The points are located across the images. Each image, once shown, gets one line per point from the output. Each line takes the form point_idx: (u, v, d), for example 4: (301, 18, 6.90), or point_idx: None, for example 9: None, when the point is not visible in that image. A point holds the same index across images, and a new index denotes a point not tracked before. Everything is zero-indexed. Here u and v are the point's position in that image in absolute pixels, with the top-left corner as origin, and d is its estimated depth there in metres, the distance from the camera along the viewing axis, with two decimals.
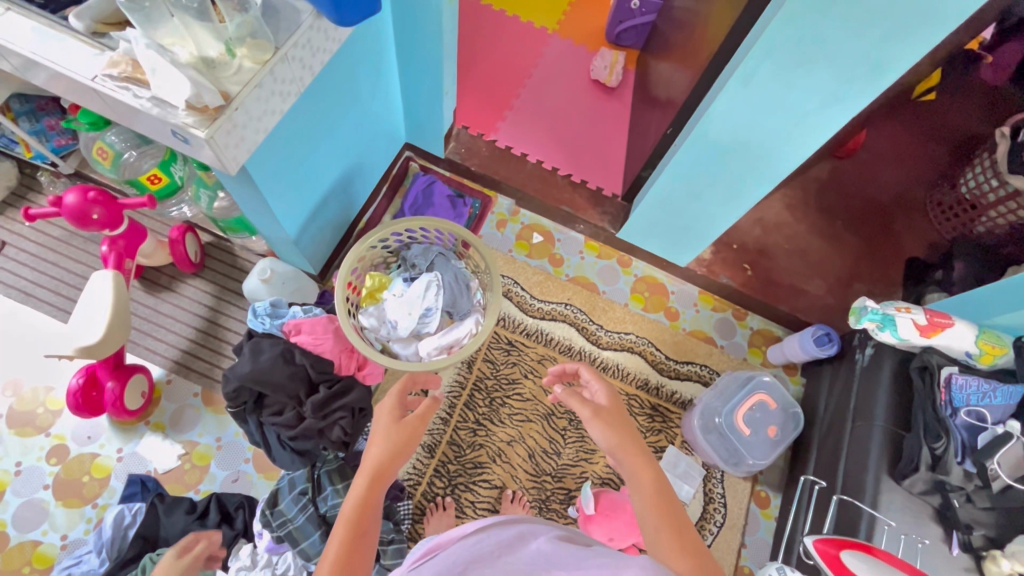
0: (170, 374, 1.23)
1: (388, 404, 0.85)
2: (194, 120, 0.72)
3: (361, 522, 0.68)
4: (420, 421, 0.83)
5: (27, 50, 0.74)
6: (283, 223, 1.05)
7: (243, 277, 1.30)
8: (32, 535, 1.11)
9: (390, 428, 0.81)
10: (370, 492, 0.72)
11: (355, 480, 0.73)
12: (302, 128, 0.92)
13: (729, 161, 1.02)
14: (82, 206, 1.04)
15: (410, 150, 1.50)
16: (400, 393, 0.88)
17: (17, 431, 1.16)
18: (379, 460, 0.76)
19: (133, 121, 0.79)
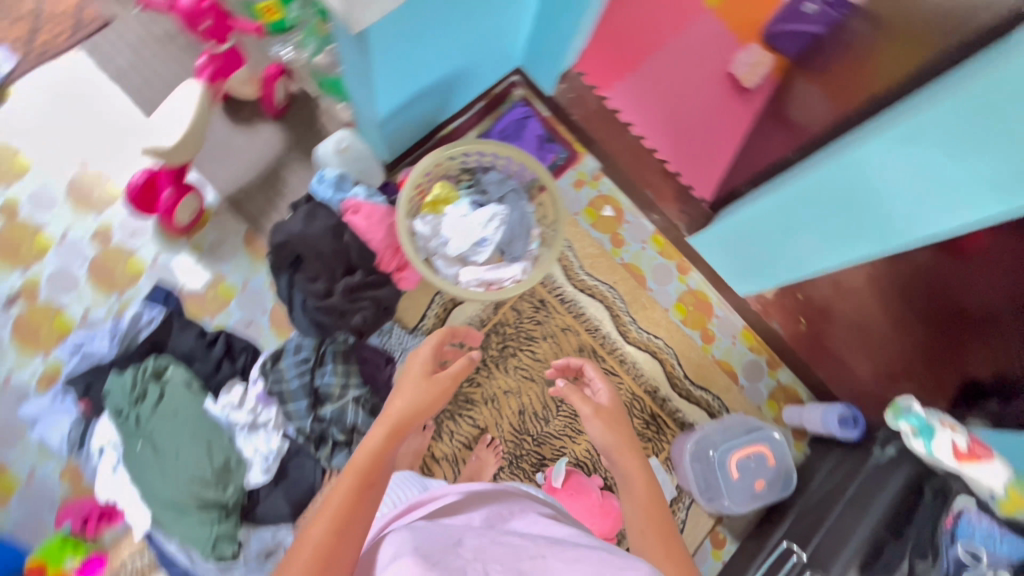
0: (221, 205, 1.25)
1: (424, 356, 0.91)
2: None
3: (371, 474, 0.71)
4: (450, 381, 0.88)
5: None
6: (378, 101, 1.02)
7: (318, 140, 1.29)
8: (58, 301, 1.17)
9: (416, 378, 0.86)
10: (389, 436, 0.76)
11: (376, 427, 0.77)
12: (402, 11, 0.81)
13: (837, 206, 0.94)
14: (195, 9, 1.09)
15: (518, 75, 1.42)
16: (438, 346, 0.94)
17: (73, 204, 1.21)
18: (400, 410, 0.80)
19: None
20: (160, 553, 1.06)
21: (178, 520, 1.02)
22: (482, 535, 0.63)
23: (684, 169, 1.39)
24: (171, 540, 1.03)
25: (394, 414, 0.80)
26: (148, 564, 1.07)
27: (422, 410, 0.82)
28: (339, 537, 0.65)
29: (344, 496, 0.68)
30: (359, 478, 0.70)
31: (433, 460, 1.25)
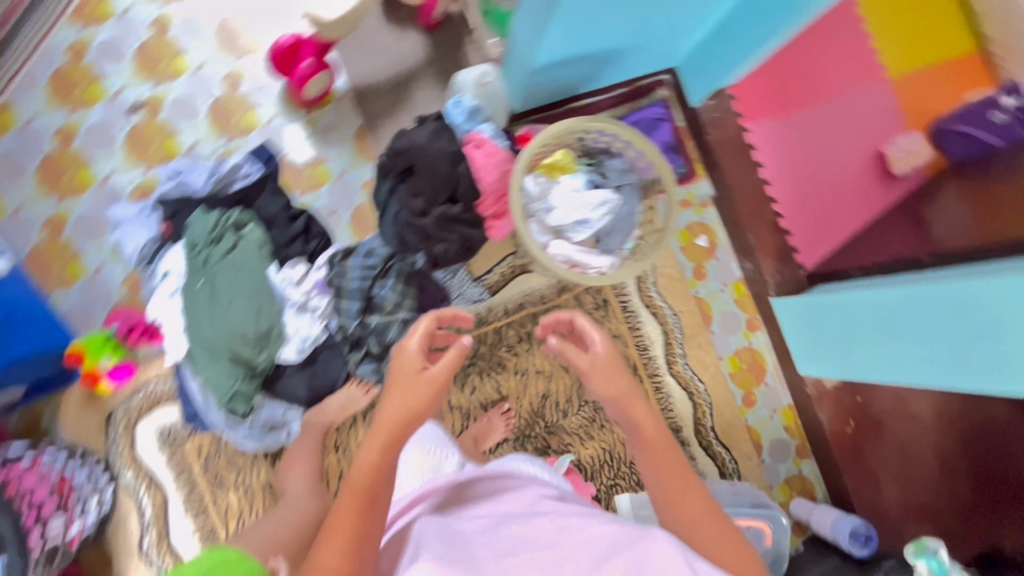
0: (347, 92, 1.26)
1: (412, 350, 0.87)
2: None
3: (371, 489, 0.75)
4: (442, 377, 0.83)
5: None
6: (539, 48, 0.98)
7: (458, 66, 1.29)
8: (174, 125, 1.19)
9: (409, 381, 0.83)
10: (386, 446, 0.78)
11: (376, 439, 0.79)
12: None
13: (979, 325, 0.87)
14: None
15: (669, 75, 1.36)
16: (427, 333, 0.90)
17: (217, 39, 1.21)
18: (395, 419, 0.80)
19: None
20: (183, 387, 1.10)
21: (210, 363, 1.06)
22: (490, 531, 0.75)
23: (796, 231, 1.33)
24: (196, 378, 1.08)
25: (393, 419, 0.80)
26: (171, 391, 1.12)
27: (420, 407, 0.82)
28: (355, 551, 0.71)
29: (352, 524, 0.73)
30: (361, 496, 0.74)
31: (448, 407, 1.26)
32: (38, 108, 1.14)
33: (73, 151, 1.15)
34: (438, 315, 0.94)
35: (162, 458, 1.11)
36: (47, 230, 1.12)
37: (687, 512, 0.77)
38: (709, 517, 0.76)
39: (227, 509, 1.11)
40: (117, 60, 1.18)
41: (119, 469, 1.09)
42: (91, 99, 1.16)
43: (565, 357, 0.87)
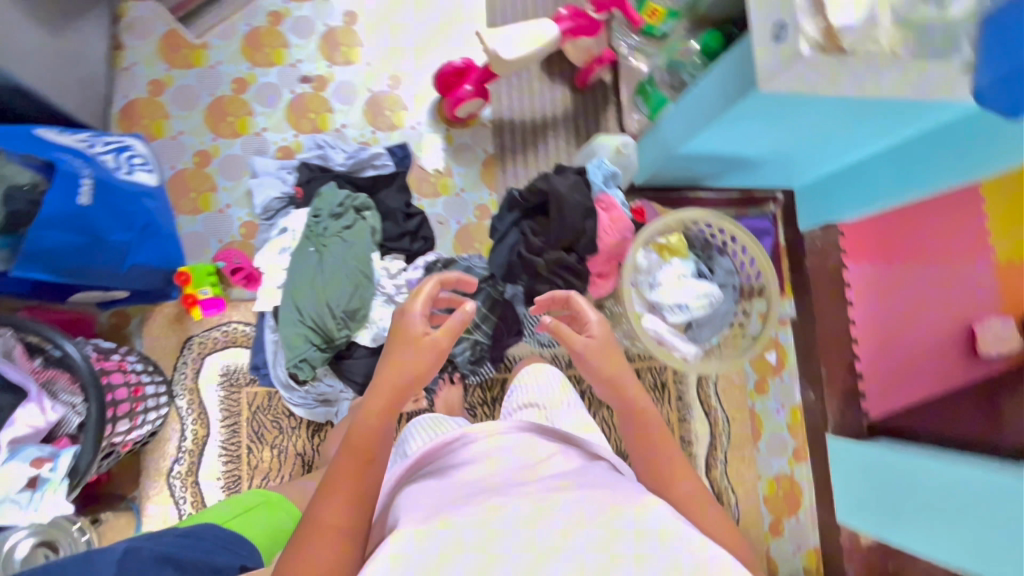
0: (489, 121, 1.36)
1: (413, 308, 0.71)
2: (819, 27, 0.66)
3: (371, 448, 0.64)
4: (446, 337, 0.69)
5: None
6: (688, 141, 1.05)
7: (596, 129, 1.38)
8: (332, 104, 1.30)
9: (408, 348, 0.68)
10: (389, 408, 0.66)
11: (375, 399, 0.66)
12: (848, 110, 0.89)
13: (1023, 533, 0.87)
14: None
15: (784, 194, 1.41)
16: (432, 293, 0.73)
17: (395, 43, 1.34)
18: (404, 381, 0.67)
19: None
20: (259, 336, 1.15)
21: (292, 323, 1.10)
22: (479, 471, 0.64)
23: (868, 375, 1.32)
24: (274, 332, 1.12)
25: (394, 382, 0.66)
26: (247, 335, 1.18)
27: (424, 373, 0.69)
28: (353, 518, 0.61)
29: (350, 488, 0.62)
30: (360, 457, 0.63)
31: None
32: (226, 56, 1.27)
33: (240, 99, 1.26)
34: (443, 279, 0.77)
35: (217, 396, 1.14)
36: (194, 159, 1.22)
37: (678, 493, 0.70)
38: (701, 500, 0.70)
39: (257, 465, 1.13)
40: (306, 36, 1.31)
41: (177, 392, 1.13)
42: (273, 62, 1.29)
43: (558, 337, 0.79)
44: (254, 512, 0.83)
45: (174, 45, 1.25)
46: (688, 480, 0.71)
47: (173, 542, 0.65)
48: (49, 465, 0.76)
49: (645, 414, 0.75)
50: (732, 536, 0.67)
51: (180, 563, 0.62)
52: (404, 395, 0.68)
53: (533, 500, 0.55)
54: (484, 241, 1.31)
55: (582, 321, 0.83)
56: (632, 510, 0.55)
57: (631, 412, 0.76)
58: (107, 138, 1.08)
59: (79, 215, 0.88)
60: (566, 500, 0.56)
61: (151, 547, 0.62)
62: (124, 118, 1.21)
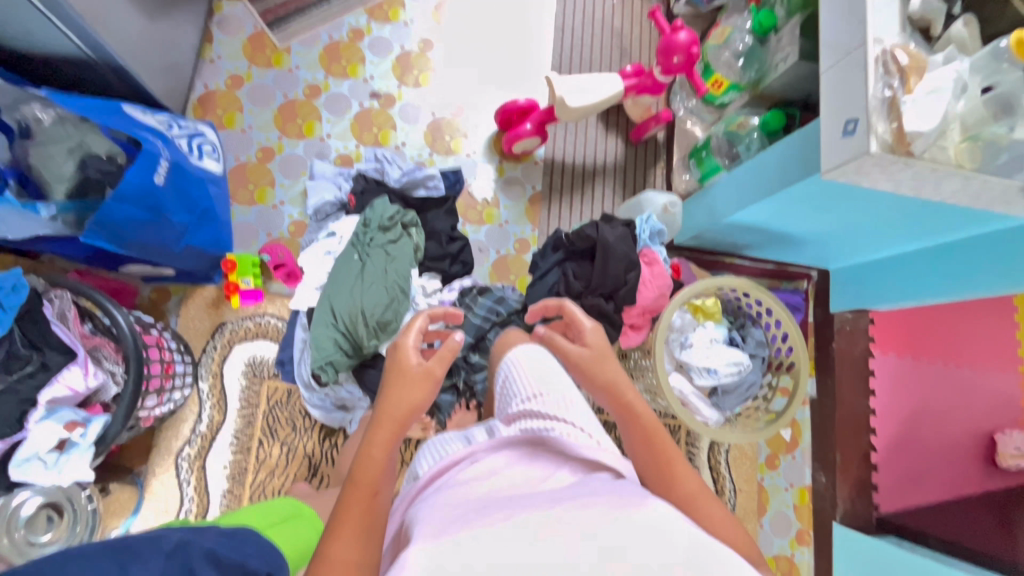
0: (541, 160, 1.40)
1: (404, 340, 0.77)
2: (889, 128, 0.68)
3: (375, 481, 0.65)
4: (439, 363, 0.74)
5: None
6: (735, 210, 1.07)
7: (641, 183, 1.41)
8: (396, 121, 1.35)
9: (405, 380, 0.73)
10: (392, 439, 0.69)
11: (377, 431, 0.69)
12: (901, 210, 0.93)
13: None
14: (680, 50, 1.14)
15: (818, 273, 1.42)
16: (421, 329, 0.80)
17: (464, 73, 1.41)
18: (402, 413, 0.71)
19: (835, 53, 0.76)
20: (290, 332, 1.17)
21: (325, 324, 1.11)
22: (480, 485, 0.64)
23: (883, 471, 1.31)
24: (305, 332, 1.13)
25: (394, 414, 0.70)
26: (277, 330, 1.20)
27: (418, 407, 0.72)
28: (362, 548, 0.60)
29: (357, 520, 0.62)
30: (364, 488, 0.64)
31: None
32: (305, 62, 1.33)
33: (312, 104, 1.32)
34: (431, 313, 0.86)
35: (239, 384, 1.16)
36: (258, 154, 1.27)
37: (681, 490, 0.69)
38: (704, 499, 0.69)
39: (264, 460, 1.14)
40: (383, 55, 1.38)
41: (201, 375, 1.15)
42: (348, 74, 1.35)
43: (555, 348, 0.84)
44: (288, 524, 0.84)
45: (259, 45, 1.32)
46: (691, 480, 0.70)
47: (220, 541, 0.63)
48: (81, 429, 0.78)
49: (640, 415, 0.75)
50: (742, 539, 0.67)
51: (221, 563, 0.59)
52: (404, 429, 0.71)
53: (539, 512, 0.56)
54: (519, 274, 1.34)
55: (578, 329, 0.87)
56: (640, 514, 0.56)
57: (628, 414, 0.75)
58: (184, 123, 1.13)
59: (152, 192, 0.92)
60: (574, 505, 0.57)
61: (200, 542, 0.60)
62: (200, 105, 1.27)
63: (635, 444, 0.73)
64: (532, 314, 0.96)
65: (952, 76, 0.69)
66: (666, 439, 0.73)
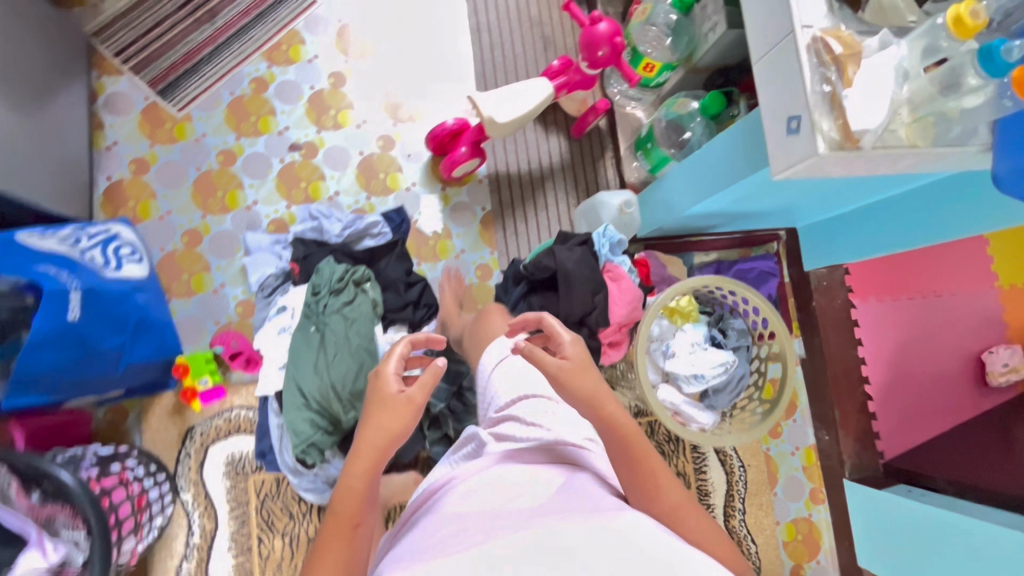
0: (485, 177, 1.33)
1: (385, 366, 0.71)
2: (835, 125, 0.63)
3: (358, 511, 0.65)
4: (420, 393, 0.70)
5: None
6: (691, 204, 1.03)
7: (591, 178, 1.35)
8: (325, 170, 1.26)
9: (383, 409, 0.69)
10: (374, 470, 0.67)
11: (356, 463, 0.67)
12: (857, 180, 0.90)
13: None
14: (603, 40, 1.06)
15: (787, 233, 1.39)
16: (400, 350, 0.73)
17: (384, 102, 1.32)
18: (384, 441, 0.68)
19: (767, 43, 0.71)
20: (263, 421, 1.11)
21: (296, 408, 1.05)
22: (463, 504, 0.61)
23: (882, 418, 1.32)
24: (279, 418, 1.08)
25: (375, 442, 0.67)
26: (250, 420, 1.14)
27: (401, 434, 0.69)
28: None
29: (340, 553, 0.63)
30: (346, 521, 0.64)
31: None
32: (211, 127, 1.23)
33: (229, 172, 1.22)
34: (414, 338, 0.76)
35: (223, 486, 1.11)
36: (183, 239, 1.18)
37: (665, 503, 0.63)
38: (688, 508, 0.64)
39: (267, 556, 1.10)
40: (293, 100, 1.27)
41: (181, 486, 1.10)
42: (260, 130, 1.25)
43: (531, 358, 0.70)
44: None
45: (156, 118, 1.21)
46: (672, 494, 0.63)
47: None
48: None
49: (620, 425, 0.67)
50: (725, 545, 0.63)
51: None
52: (386, 456, 0.68)
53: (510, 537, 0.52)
54: (487, 303, 1.28)
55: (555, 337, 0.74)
56: None
57: (610, 430, 0.67)
58: (93, 228, 1.04)
59: (68, 331, 0.86)
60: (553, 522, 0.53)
61: None
62: (108, 201, 1.17)
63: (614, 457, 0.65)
64: (511, 328, 0.82)
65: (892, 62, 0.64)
66: (647, 450, 0.66)
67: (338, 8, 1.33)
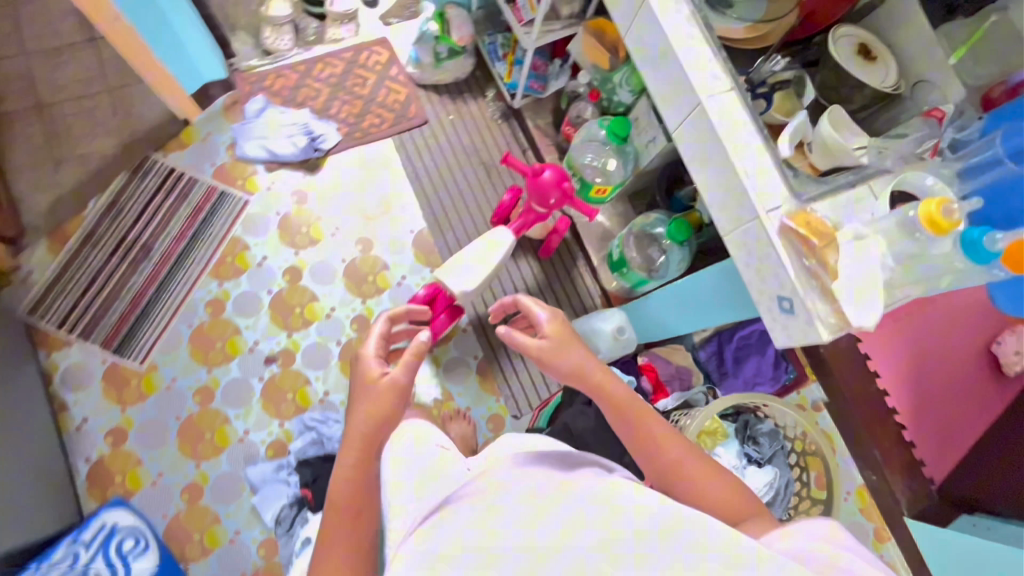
0: (468, 326, 1.29)
1: (365, 348, 0.79)
2: (829, 307, 0.62)
3: (355, 501, 0.66)
4: (399, 373, 0.74)
5: (683, 62, 0.69)
6: (685, 327, 1.02)
7: (571, 292, 1.32)
8: (308, 372, 1.21)
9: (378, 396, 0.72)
10: (364, 458, 0.68)
11: (344, 453, 0.68)
12: None
13: None
14: (552, 188, 1.06)
15: None
16: (381, 336, 0.82)
17: (347, 280, 1.28)
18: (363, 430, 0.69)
19: (733, 220, 0.69)
20: None
21: None
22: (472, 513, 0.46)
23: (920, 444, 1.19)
24: None
25: (361, 431, 0.69)
26: None
27: (382, 415, 0.70)
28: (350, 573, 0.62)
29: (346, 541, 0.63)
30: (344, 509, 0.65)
31: None
32: (177, 369, 1.17)
33: (210, 411, 1.16)
34: (392, 318, 0.90)
35: None
36: (185, 497, 1.11)
37: (665, 458, 0.61)
38: (689, 463, 0.61)
39: None
40: (254, 312, 1.23)
41: None
42: (230, 355, 1.19)
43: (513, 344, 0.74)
44: None
45: (120, 381, 1.15)
46: (672, 453, 0.62)
47: None
48: None
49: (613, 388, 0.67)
50: (728, 492, 0.59)
51: None
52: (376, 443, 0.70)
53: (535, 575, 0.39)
54: None
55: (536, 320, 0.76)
56: None
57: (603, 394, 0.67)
58: (88, 532, 1.00)
59: None
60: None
61: None
62: (95, 484, 1.10)
63: (609, 421, 0.65)
64: (494, 316, 0.94)
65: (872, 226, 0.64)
66: (648, 411, 0.65)
67: (272, 202, 1.30)
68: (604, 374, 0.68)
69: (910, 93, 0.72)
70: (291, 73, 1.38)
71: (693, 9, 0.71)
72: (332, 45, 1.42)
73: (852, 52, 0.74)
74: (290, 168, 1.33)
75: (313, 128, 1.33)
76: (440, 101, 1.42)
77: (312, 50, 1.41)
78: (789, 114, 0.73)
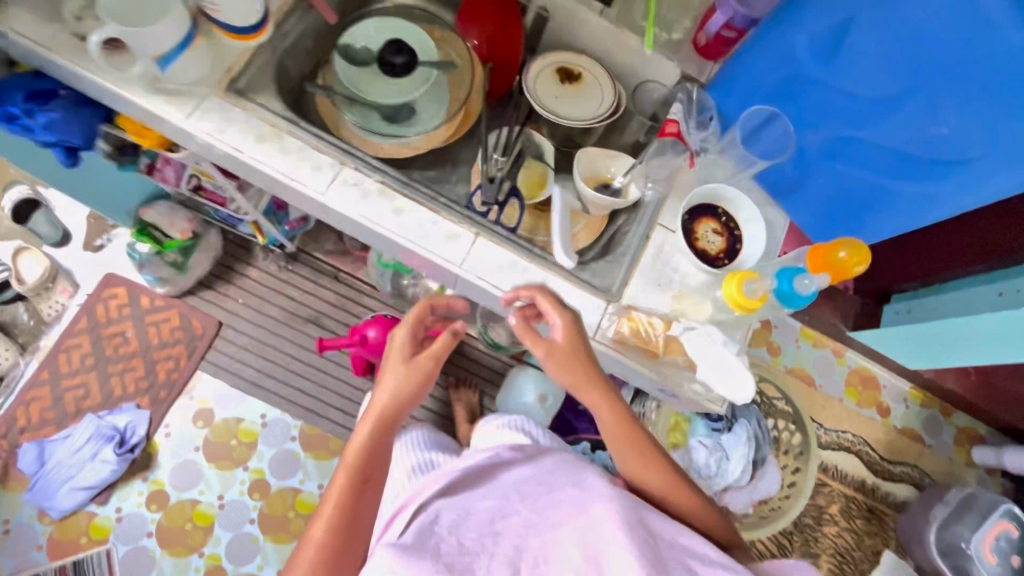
0: None
1: (399, 338, 0.60)
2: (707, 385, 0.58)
3: (367, 469, 0.56)
4: (433, 366, 0.60)
5: (408, 242, 0.57)
6: None
7: (478, 368, 1.20)
8: None
9: (392, 359, 0.60)
10: (378, 431, 0.57)
11: (359, 426, 0.57)
12: None
13: None
14: (386, 344, 0.93)
15: None
16: (416, 320, 0.63)
17: (270, 535, 1.12)
18: (390, 409, 0.58)
19: None
20: None
21: None
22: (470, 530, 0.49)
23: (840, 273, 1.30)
24: None
25: (372, 424, 0.57)
26: None
27: (411, 399, 0.59)
28: (343, 539, 0.53)
29: (339, 509, 0.54)
30: (355, 479, 0.55)
31: None
32: None
33: None
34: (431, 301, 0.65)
35: None
36: None
37: (653, 481, 0.54)
38: (681, 487, 0.54)
39: None
40: None
41: None
42: None
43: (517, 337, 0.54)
44: None
45: None
46: (656, 478, 0.54)
47: None
48: None
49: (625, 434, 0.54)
50: (718, 524, 0.54)
51: None
52: (396, 425, 0.59)
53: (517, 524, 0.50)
54: None
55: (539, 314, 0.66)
56: None
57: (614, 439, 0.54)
58: None
59: None
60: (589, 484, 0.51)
61: None
62: None
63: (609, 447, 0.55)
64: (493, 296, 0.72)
65: (697, 268, 0.60)
66: (641, 429, 0.55)
67: (133, 531, 1.08)
68: (603, 394, 0.53)
69: (631, 103, 0.67)
70: (40, 388, 1.12)
71: (379, 172, 0.58)
72: (61, 323, 1.16)
73: (553, 87, 0.66)
74: (121, 483, 1.10)
75: (113, 427, 1.10)
76: (212, 293, 1.19)
77: (41, 349, 1.15)
78: (538, 192, 0.67)
